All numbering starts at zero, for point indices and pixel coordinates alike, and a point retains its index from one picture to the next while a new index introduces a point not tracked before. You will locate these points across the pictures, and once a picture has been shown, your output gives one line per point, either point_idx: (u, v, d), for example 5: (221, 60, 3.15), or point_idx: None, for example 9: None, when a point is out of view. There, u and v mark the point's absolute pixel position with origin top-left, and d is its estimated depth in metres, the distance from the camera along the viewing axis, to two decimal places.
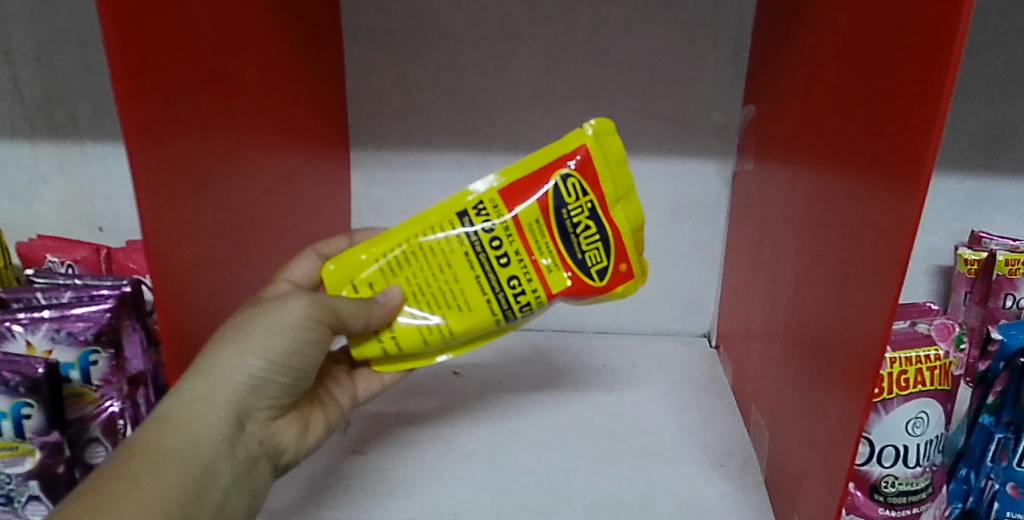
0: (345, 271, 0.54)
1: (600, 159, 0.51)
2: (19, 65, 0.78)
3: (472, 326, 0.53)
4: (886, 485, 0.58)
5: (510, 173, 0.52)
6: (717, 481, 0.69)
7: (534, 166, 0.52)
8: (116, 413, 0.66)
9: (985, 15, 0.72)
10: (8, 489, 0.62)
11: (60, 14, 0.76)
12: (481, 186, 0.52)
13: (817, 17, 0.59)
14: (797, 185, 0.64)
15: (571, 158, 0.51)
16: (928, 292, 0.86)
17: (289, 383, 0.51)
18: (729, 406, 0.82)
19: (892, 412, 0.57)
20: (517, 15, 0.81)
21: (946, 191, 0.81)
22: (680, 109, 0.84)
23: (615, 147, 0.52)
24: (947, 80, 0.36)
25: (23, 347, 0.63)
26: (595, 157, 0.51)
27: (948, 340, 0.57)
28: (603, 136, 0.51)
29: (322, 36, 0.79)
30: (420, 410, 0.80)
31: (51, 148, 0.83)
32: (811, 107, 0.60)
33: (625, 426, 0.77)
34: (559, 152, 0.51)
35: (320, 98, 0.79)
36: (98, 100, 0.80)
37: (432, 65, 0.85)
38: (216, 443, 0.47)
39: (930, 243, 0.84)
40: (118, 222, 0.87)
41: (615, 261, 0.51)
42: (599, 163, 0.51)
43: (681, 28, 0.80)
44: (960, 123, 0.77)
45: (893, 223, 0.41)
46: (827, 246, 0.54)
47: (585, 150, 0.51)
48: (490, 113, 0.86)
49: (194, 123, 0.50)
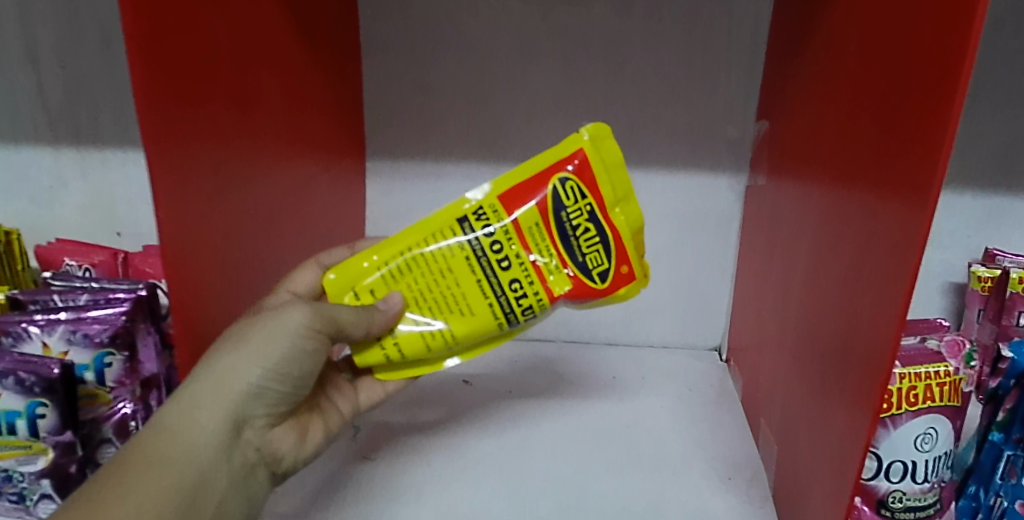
0: (347, 278, 0.55)
1: (597, 163, 0.52)
2: (44, 73, 0.81)
3: (476, 330, 0.53)
4: (894, 500, 0.57)
5: (507, 179, 0.52)
6: (725, 494, 0.69)
7: (531, 171, 0.52)
8: (128, 414, 0.67)
9: (1002, 32, 0.72)
10: (20, 487, 0.63)
11: (85, 23, 0.78)
12: (478, 193, 0.53)
13: (831, 30, 0.59)
14: (808, 199, 0.64)
15: (568, 163, 0.51)
16: (943, 309, 0.85)
17: (288, 392, 0.52)
18: (739, 419, 0.82)
19: (901, 428, 0.56)
20: (531, 27, 0.82)
21: (960, 207, 0.80)
22: (694, 121, 0.84)
23: (613, 151, 0.52)
24: (958, 90, 0.35)
25: (39, 347, 0.65)
26: (592, 161, 0.52)
27: (959, 358, 0.57)
28: (600, 141, 0.52)
29: (341, 47, 0.80)
30: (430, 418, 0.80)
31: (73, 154, 0.85)
32: (824, 119, 0.60)
33: (637, 438, 0.77)
34: (556, 158, 0.52)
35: (337, 108, 0.80)
36: (120, 105, 0.82)
37: (447, 77, 0.86)
38: (211, 452, 0.47)
39: (944, 260, 0.83)
40: (136, 227, 0.88)
41: (616, 263, 0.51)
42: (597, 167, 0.51)
43: (696, 40, 0.81)
44: (976, 140, 0.76)
45: (904, 236, 0.41)
46: (838, 260, 0.54)
47: (582, 155, 0.52)
48: (503, 125, 0.87)
49: (214, 132, 0.52)
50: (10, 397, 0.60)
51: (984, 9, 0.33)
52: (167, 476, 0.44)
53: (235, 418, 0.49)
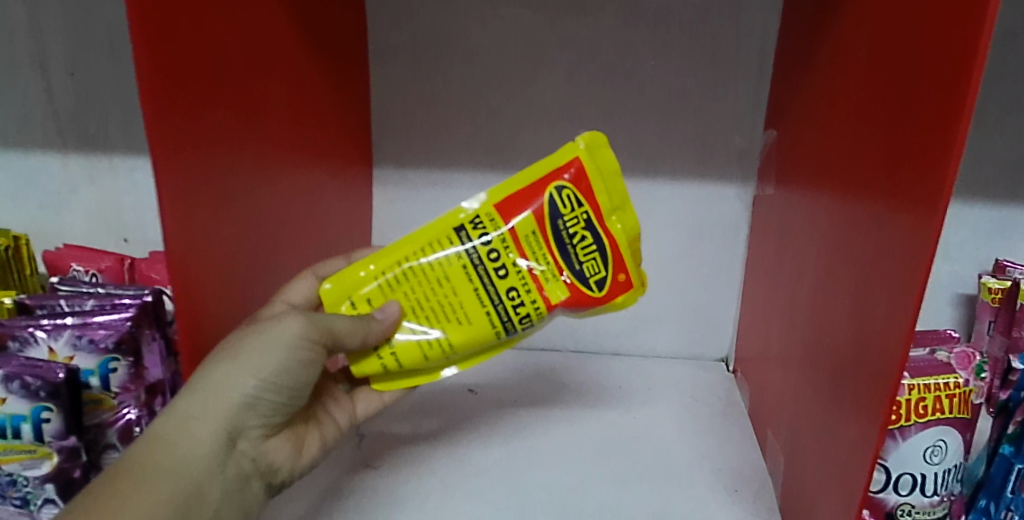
0: (344, 288, 0.55)
1: (594, 172, 0.51)
2: (54, 80, 0.81)
3: (473, 339, 0.53)
4: (903, 513, 0.57)
5: (503, 188, 0.52)
6: (731, 506, 0.68)
7: (527, 180, 0.52)
8: (133, 420, 0.67)
9: (1014, 42, 0.71)
10: (25, 492, 0.63)
11: (94, 31, 0.79)
12: (474, 202, 0.53)
13: (839, 38, 0.59)
14: (817, 207, 0.63)
15: (564, 172, 0.51)
16: (952, 320, 0.84)
17: (283, 402, 0.51)
18: (746, 431, 0.81)
19: (910, 440, 0.55)
20: (539, 36, 0.82)
21: (970, 218, 0.79)
22: (701, 130, 0.84)
23: (609, 159, 0.52)
24: (968, 96, 0.35)
25: (45, 352, 0.65)
26: (589, 170, 0.51)
27: (968, 369, 0.56)
28: (596, 149, 0.52)
29: (348, 55, 0.80)
30: (431, 428, 0.79)
31: (80, 159, 0.86)
32: (834, 128, 0.59)
33: (642, 448, 0.76)
34: (552, 167, 0.52)
35: (345, 116, 0.81)
36: (129, 112, 0.83)
37: (455, 85, 0.86)
38: (205, 464, 0.47)
39: (953, 271, 0.82)
40: (143, 233, 0.89)
41: (613, 271, 0.51)
42: (593, 176, 0.51)
43: (703, 48, 0.80)
44: (986, 150, 0.76)
45: (914, 246, 0.40)
46: (847, 270, 0.53)
47: (578, 163, 0.51)
48: (510, 133, 0.87)
49: (221, 138, 0.52)
50: (16, 401, 0.60)
51: (995, 12, 0.33)
52: (158, 486, 0.45)
53: (229, 430, 0.48)
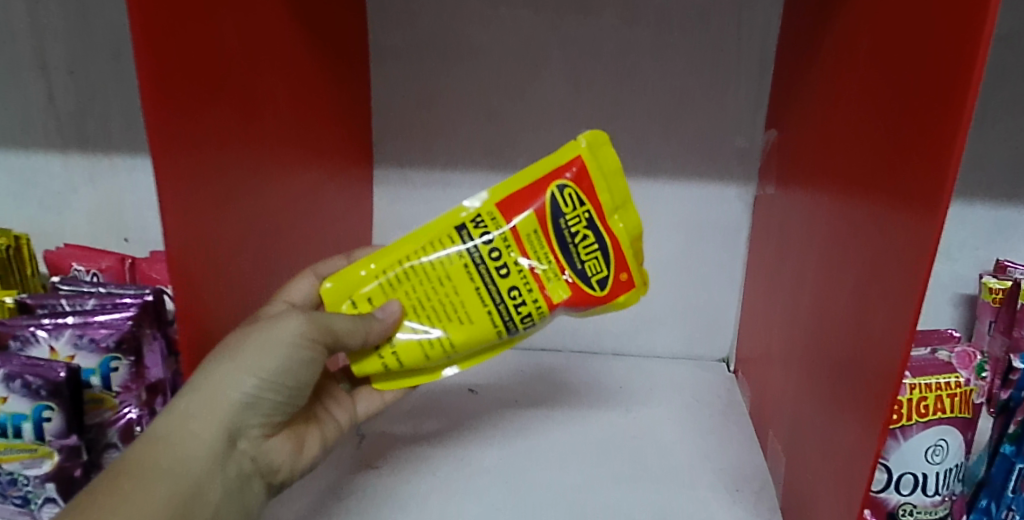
0: (345, 287, 0.55)
1: (596, 171, 0.51)
2: (55, 80, 0.81)
3: (475, 339, 0.53)
4: (904, 513, 0.57)
5: (504, 187, 0.52)
6: (731, 506, 0.68)
7: (529, 179, 0.52)
8: (133, 420, 0.67)
9: (1015, 42, 0.71)
10: (25, 491, 0.63)
11: (95, 31, 0.79)
12: (475, 201, 0.53)
13: (840, 38, 0.59)
14: (818, 207, 0.63)
15: (566, 171, 0.51)
16: (953, 320, 0.84)
17: (284, 402, 0.51)
18: (747, 431, 0.81)
19: (912, 440, 0.55)
20: (540, 36, 0.82)
21: (971, 218, 0.79)
22: (701, 130, 0.84)
23: (611, 157, 0.52)
24: (968, 95, 0.35)
25: (46, 352, 0.65)
26: (591, 168, 0.51)
27: (969, 369, 0.56)
28: (597, 148, 0.52)
29: (349, 54, 0.81)
30: (432, 428, 0.79)
31: (82, 159, 0.86)
32: (835, 128, 0.59)
33: (642, 448, 0.76)
34: (553, 165, 0.52)
35: (345, 115, 0.81)
36: (130, 112, 0.83)
37: (455, 85, 0.86)
38: (205, 463, 0.47)
39: (954, 271, 0.82)
40: (144, 233, 0.89)
41: (615, 270, 0.51)
42: (595, 175, 0.51)
43: (704, 48, 0.80)
44: (987, 150, 0.76)
45: (914, 245, 0.40)
46: (848, 270, 0.53)
47: (579, 162, 0.51)
48: (511, 133, 0.87)
49: (222, 138, 0.52)
50: (17, 400, 0.60)
51: (995, 12, 0.33)
52: (159, 485, 0.45)
53: (229, 429, 0.49)
